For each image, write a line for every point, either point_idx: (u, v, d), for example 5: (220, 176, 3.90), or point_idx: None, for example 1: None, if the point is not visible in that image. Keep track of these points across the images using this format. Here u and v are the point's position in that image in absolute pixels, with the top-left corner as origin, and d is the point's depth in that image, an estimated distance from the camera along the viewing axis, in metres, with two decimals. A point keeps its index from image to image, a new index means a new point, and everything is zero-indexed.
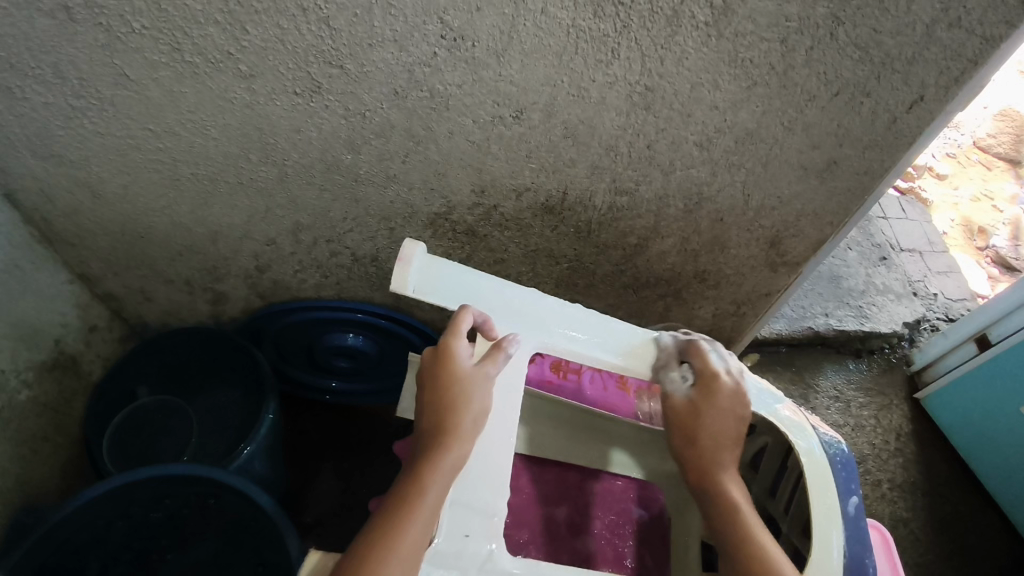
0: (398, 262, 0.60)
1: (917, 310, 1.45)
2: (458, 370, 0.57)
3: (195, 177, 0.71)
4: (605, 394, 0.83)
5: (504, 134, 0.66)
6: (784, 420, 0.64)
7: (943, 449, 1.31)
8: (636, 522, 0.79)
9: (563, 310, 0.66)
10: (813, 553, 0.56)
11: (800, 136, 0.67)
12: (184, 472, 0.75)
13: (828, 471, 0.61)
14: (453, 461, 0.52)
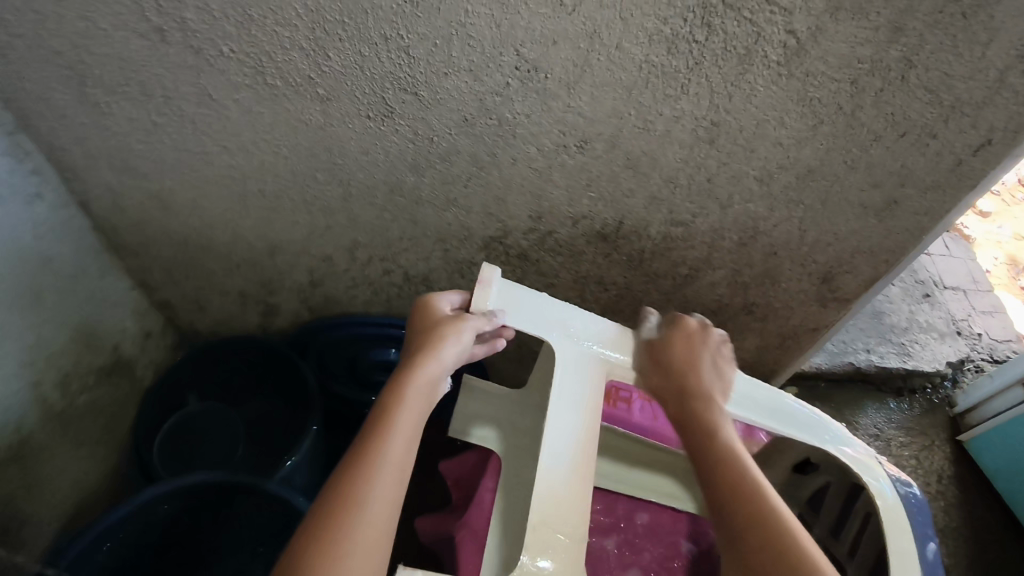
0: (477, 285, 0.59)
1: (962, 349, 1.42)
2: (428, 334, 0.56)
3: (262, 194, 0.73)
4: (655, 424, 0.84)
5: (567, 162, 0.67)
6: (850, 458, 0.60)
7: (987, 494, 1.27)
8: (685, 557, 0.77)
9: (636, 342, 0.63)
10: None
11: (862, 175, 0.67)
12: (218, 479, 0.77)
13: (903, 514, 0.56)
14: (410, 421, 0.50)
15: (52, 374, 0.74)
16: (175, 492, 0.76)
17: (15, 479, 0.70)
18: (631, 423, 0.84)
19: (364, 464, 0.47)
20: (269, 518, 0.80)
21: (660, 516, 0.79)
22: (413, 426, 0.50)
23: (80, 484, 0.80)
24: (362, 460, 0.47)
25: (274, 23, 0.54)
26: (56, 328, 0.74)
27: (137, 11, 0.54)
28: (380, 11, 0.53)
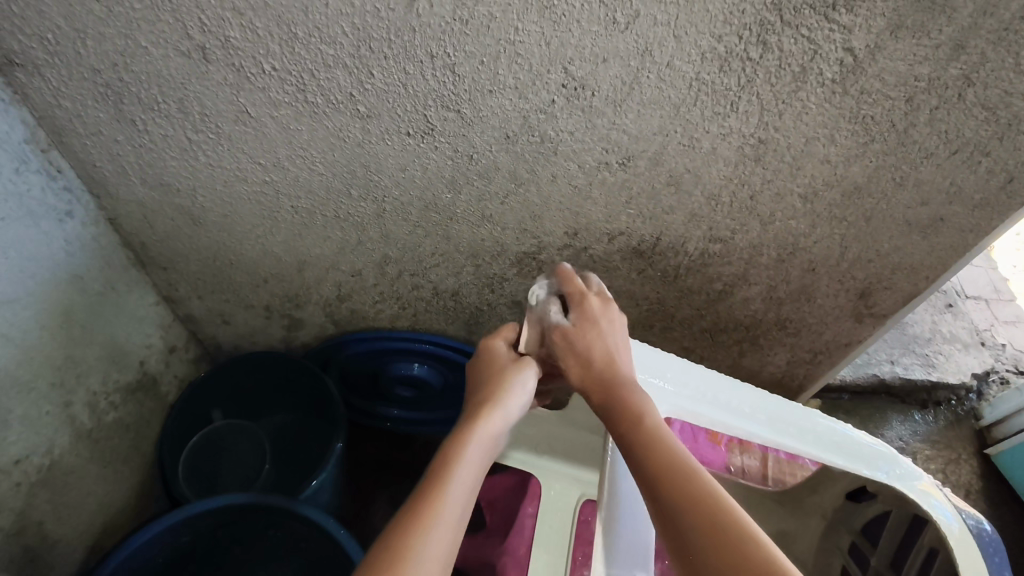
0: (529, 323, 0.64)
1: (986, 361, 1.40)
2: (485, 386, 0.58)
3: (294, 210, 0.72)
4: (696, 447, 0.70)
5: (608, 179, 0.65)
6: (914, 489, 0.58)
7: (1015, 509, 1.25)
8: None
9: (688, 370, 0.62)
10: None
11: (909, 192, 0.66)
12: (248, 502, 0.74)
13: (976, 549, 0.54)
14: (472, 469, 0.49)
15: (81, 394, 0.73)
16: (203, 513, 0.74)
17: (45, 502, 0.69)
18: None
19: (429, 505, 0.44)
20: (297, 537, 0.78)
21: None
22: (475, 475, 0.49)
23: (107, 504, 0.79)
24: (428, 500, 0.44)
25: (319, 41, 0.53)
26: (85, 346, 0.73)
27: (180, 29, 0.53)
28: (428, 29, 0.52)
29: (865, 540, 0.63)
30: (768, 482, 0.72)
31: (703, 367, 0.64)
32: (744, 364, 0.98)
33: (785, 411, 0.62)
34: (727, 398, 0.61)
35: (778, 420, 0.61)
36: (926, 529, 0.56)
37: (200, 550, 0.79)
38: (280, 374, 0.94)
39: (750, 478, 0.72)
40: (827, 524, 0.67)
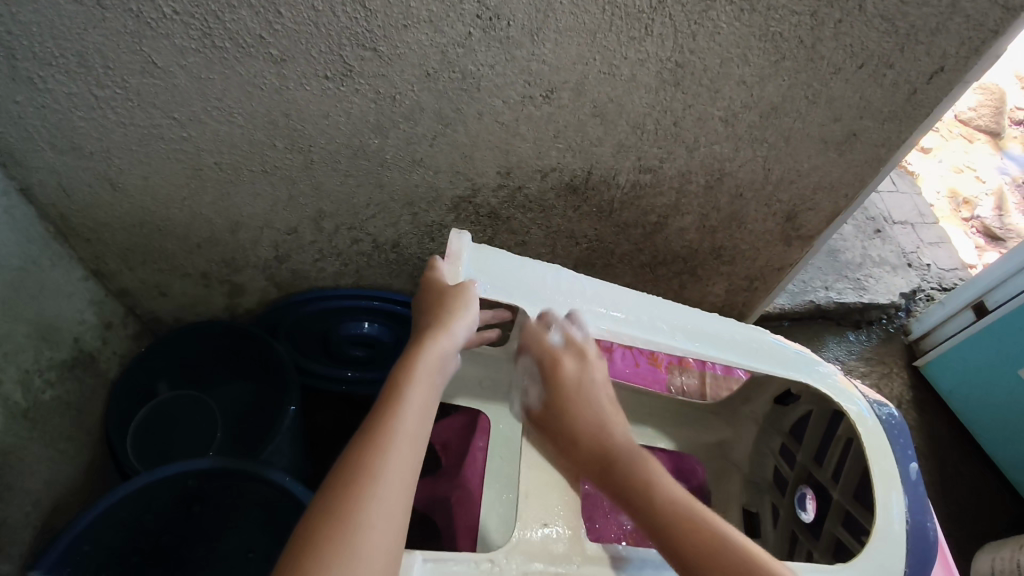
0: (446, 257, 0.60)
1: (913, 280, 1.48)
2: (432, 313, 0.56)
3: (218, 167, 0.70)
4: (636, 369, 0.84)
5: (534, 114, 0.66)
6: (832, 386, 0.63)
7: (942, 414, 1.34)
8: None
9: (607, 294, 0.64)
10: (876, 519, 0.55)
11: (823, 109, 0.68)
12: (213, 466, 0.74)
13: (883, 436, 0.60)
14: (422, 399, 0.50)
15: (10, 373, 0.71)
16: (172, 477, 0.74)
17: None
18: (612, 369, 0.82)
19: (378, 455, 0.44)
20: (256, 500, 0.78)
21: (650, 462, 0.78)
22: (423, 410, 0.49)
23: (54, 484, 0.78)
24: (376, 447, 0.45)
25: None
26: (10, 324, 0.70)
27: None
28: None
29: (792, 439, 0.70)
30: (706, 398, 0.82)
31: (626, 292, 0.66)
32: (685, 295, 1.01)
33: (714, 326, 0.65)
34: (654, 319, 0.64)
35: (699, 334, 0.63)
36: (843, 422, 0.62)
37: (166, 526, 0.78)
38: (228, 342, 0.92)
39: (688, 393, 0.82)
40: (759, 429, 0.75)
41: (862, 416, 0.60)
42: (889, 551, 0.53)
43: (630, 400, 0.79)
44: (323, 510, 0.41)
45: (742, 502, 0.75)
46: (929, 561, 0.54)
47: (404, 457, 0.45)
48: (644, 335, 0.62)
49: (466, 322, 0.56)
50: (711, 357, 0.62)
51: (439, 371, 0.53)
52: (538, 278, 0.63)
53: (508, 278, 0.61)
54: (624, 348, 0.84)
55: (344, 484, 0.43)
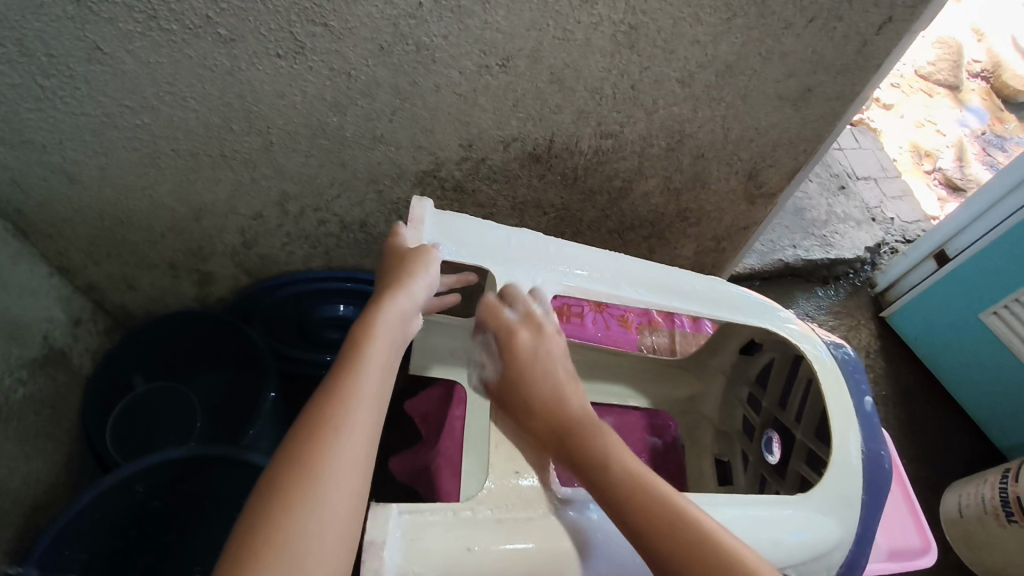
0: (409, 224, 0.60)
1: (877, 234, 1.52)
2: (389, 274, 0.56)
3: (176, 153, 0.69)
4: (608, 331, 0.86)
5: (491, 83, 0.66)
6: (792, 332, 0.65)
7: (908, 361, 1.39)
8: (651, 451, 0.79)
9: (571, 252, 0.64)
10: (835, 453, 0.58)
11: (776, 65, 0.69)
12: (190, 453, 0.75)
13: (839, 374, 0.63)
14: (382, 361, 0.50)
15: None
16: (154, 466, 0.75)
17: None
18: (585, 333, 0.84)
19: (337, 410, 0.45)
20: (240, 486, 0.79)
21: (625, 418, 0.79)
22: (384, 367, 0.50)
23: (33, 482, 0.78)
24: (335, 405, 0.45)
25: None
26: None
27: None
28: None
29: (757, 387, 0.73)
30: (677, 353, 0.87)
31: (592, 247, 0.67)
32: (654, 259, 1.03)
33: (680, 278, 0.66)
34: (618, 274, 0.65)
35: (662, 288, 0.65)
36: (803, 365, 0.65)
37: (150, 520, 0.78)
38: (201, 330, 0.92)
39: (660, 350, 0.85)
40: (726, 379, 0.77)
41: (822, 358, 0.63)
42: (846, 481, 0.57)
43: (603, 362, 0.81)
44: (285, 465, 0.42)
45: (714, 451, 0.77)
46: (884, 487, 0.58)
47: (365, 415, 0.46)
48: (608, 289, 0.63)
49: (425, 285, 0.56)
50: (676, 308, 0.64)
51: (399, 329, 0.53)
52: (503, 235, 0.63)
53: (471, 239, 0.61)
54: (594, 313, 0.87)
55: (302, 440, 0.44)
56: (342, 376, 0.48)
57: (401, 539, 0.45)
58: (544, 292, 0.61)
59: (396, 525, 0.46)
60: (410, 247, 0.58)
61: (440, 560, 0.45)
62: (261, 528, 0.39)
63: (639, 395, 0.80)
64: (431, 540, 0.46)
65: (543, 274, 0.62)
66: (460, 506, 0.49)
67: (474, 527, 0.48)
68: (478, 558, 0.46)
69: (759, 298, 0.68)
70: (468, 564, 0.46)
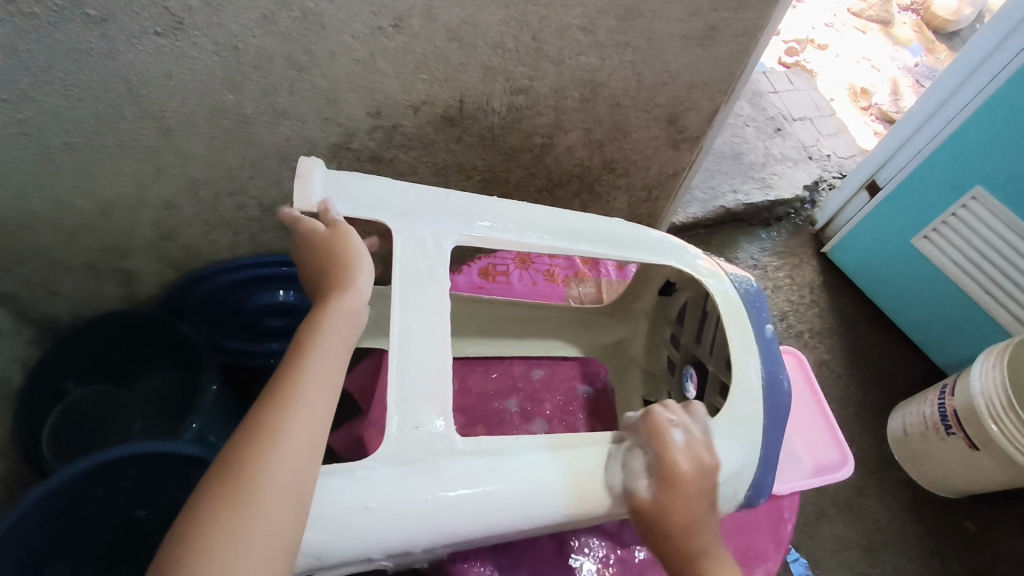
0: (297, 179, 0.59)
1: (814, 172, 1.55)
2: (331, 270, 0.55)
3: (69, 147, 0.66)
4: (535, 287, 0.86)
5: (388, 46, 0.64)
6: (699, 268, 0.67)
7: (852, 293, 1.42)
8: (583, 399, 0.80)
9: (474, 203, 0.64)
10: (735, 377, 0.60)
11: (676, 5, 0.69)
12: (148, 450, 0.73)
13: (741, 305, 0.65)
14: (327, 356, 0.49)
15: None
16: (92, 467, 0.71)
17: None
18: (511, 291, 0.85)
19: (275, 411, 0.44)
20: (186, 479, 0.78)
21: (554, 368, 0.81)
22: (329, 361, 0.49)
23: None
24: (273, 405, 0.45)
25: None
26: None
27: None
28: None
29: (677, 326, 0.75)
30: (605, 300, 0.87)
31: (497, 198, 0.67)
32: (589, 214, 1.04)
33: (590, 223, 0.67)
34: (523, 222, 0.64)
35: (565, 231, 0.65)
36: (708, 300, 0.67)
37: (111, 507, 0.77)
38: (133, 329, 0.89)
39: (587, 300, 0.87)
40: (651, 323, 0.80)
41: (727, 292, 0.65)
42: (748, 401, 0.59)
43: (535, 317, 0.81)
44: (226, 467, 0.42)
45: (643, 394, 0.79)
46: (786, 407, 0.60)
47: (310, 412, 0.45)
48: (511, 237, 0.63)
49: (367, 278, 0.55)
50: (582, 251, 0.65)
51: (346, 326, 0.52)
52: (399, 188, 0.62)
53: (367, 197, 0.60)
54: (520, 269, 0.87)
55: (243, 442, 0.43)
56: (284, 375, 0.47)
57: None
58: (447, 243, 0.61)
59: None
60: (342, 237, 0.56)
61: (336, 520, 0.45)
62: (192, 531, 0.39)
63: (572, 346, 0.81)
64: (325, 503, 0.45)
65: (444, 226, 0.61)
66: (361, 464, 0.48)
67: (370, 485, 0.46)
68: (375, 513, 0.46)
69: (672, 239, 0.69)
70: (368, 521, 0.45)
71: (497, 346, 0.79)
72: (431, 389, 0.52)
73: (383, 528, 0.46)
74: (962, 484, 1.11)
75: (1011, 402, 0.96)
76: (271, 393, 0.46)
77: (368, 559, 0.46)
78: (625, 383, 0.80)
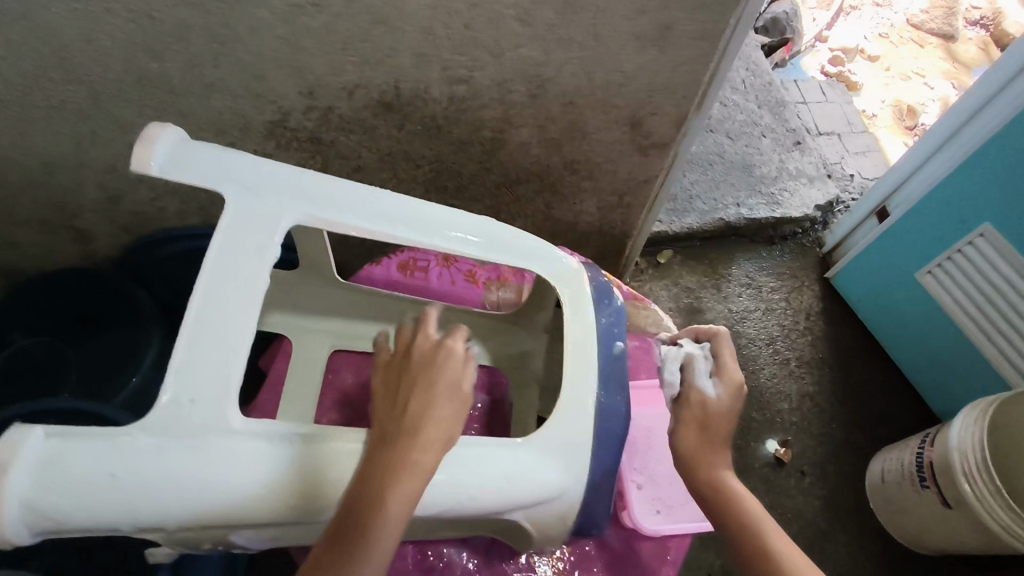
0: (139, 141, 0.51)
1: (830, 192, 1.42)
2: (429, 380, 0.56)
3: (1, 104, 0.67)
4: (452, 287, 0.83)
5: (309, 25, 0.63)
6: (563, 275, 0.67)
7: (852, 324, 1.34)
8: (479, 408, 0.78)
9: (337, 186, 0.57)
10: (564, 399, 0.61)
11: (622, 1, 0.64)
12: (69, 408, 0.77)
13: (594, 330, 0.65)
14: (412, 486, 0.50)
15: None
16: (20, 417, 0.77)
17: None
18: (428, 290, 0.82)
19: (362, 528, 0.47)
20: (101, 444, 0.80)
21: None
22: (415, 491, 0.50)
23: None
24: (362, 525, 0.47)
25: None
26: None
27: None
28: None
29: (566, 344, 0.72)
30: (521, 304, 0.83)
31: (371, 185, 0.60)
32: (555, 215, 1.00)
33: (452, 217, 0.61)
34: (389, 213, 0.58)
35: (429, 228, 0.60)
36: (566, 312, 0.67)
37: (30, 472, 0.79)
38: (87, 287, 0.92)
39: (502, 306, 0.83)
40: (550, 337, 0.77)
41: (584, 314, 0.65)
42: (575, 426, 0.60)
43: (451, 318, 0.80)
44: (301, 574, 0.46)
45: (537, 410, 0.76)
46: (619, 436, 0.61)
47: (388, 537, 0.48)
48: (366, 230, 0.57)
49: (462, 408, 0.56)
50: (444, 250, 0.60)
51: (440, 446, 0.52)
52: (249, 162, 0.54)
53: (216, 168, 0.53)
54: (441, 265, 0.84)
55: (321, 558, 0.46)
56: (370, 493, 0.48)
57: (38, 462, 0.42)
58: (284, 224, 0.54)
59: (34, 449, 0.42)
60: (447, 357, 0.57)
61: (79, 485, 0.42)
62: None
63: (476, 354, 0.79)
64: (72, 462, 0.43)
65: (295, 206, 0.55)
66: (121, 432, 0.44)
67: (127, 451, 0.44)
68: (122, 484, 0.43)
69: (542, 244, 0.66)
70: (114, 490, 0.43)
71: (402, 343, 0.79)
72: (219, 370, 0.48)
73: (130, 500, 0.43)
74: (935, 543, 1.03)
75: (986, 462, 0.88)
76: (354, 508, 0.48)
77: (114, 530, 0.44)
78: (523, 397, 0.78)
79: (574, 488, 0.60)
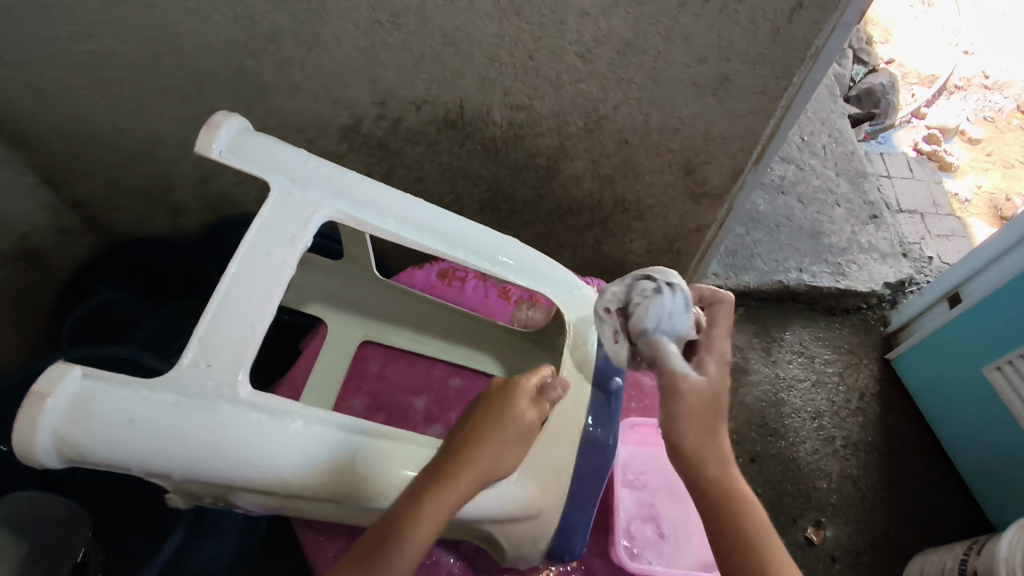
0: (206, 127, 0.56)
1: (903, 271, 1.35)
2: (489, 409, 0.56)
3: (121, 82, 0.77)
4: (485, 300, 0.85)
5: (387, 41, 0.69)
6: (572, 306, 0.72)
7: (909, 413, 1.26)
8: None
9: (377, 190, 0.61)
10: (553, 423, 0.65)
11: (680, 48, 0.66)
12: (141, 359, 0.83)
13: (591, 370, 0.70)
14: (456, 495, 0.49)
15: None
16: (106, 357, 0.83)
17: None
18: (462, 300, 0.85)
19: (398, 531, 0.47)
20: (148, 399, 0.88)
21: (472, 381, 0.80)
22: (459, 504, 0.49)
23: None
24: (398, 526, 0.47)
25: None
26: None
27: None
28: None
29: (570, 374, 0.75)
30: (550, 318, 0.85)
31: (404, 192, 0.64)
32: (604, 250, 1.01)
33: (478, 233, 0.64)
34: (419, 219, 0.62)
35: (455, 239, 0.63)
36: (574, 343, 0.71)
37: None
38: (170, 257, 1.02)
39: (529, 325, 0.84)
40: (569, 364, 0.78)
41: (583, 349, 0.70)
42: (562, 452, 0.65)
43: (478, 330, 0.83)
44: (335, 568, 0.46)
45: None
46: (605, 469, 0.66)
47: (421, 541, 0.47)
48: (396, 231, 0.60)
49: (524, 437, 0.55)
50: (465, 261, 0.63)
51: (487, 467, 0.52)
52: (300, 156, 0.58)
53: (272, 158, 0.57)
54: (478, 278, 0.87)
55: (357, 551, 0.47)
56: (414, 496, 0.48)
57: (70, 399, 0.44)
58: (321, 215, 0.57)
59: (71, 385, 0.44)
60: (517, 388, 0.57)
61: (104, 427, 0.44)
62: None
63: (496, 365, 0.81)
64: (99, 403, 0.45)
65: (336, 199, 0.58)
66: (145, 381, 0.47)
67: (150, 404, 0.46)
68: (139, 430, 0.45)
69: (558, 271, 0.70)
70: (127, 435, 0.45)
71: (428, 344, 0.82)
72: (239, 338, 0.49)
73: (143, 445, 0.45)
74: None
75: None
76: (394, 512, 0.48)
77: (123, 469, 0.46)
78: None
79: (550, 516, 0.63)
